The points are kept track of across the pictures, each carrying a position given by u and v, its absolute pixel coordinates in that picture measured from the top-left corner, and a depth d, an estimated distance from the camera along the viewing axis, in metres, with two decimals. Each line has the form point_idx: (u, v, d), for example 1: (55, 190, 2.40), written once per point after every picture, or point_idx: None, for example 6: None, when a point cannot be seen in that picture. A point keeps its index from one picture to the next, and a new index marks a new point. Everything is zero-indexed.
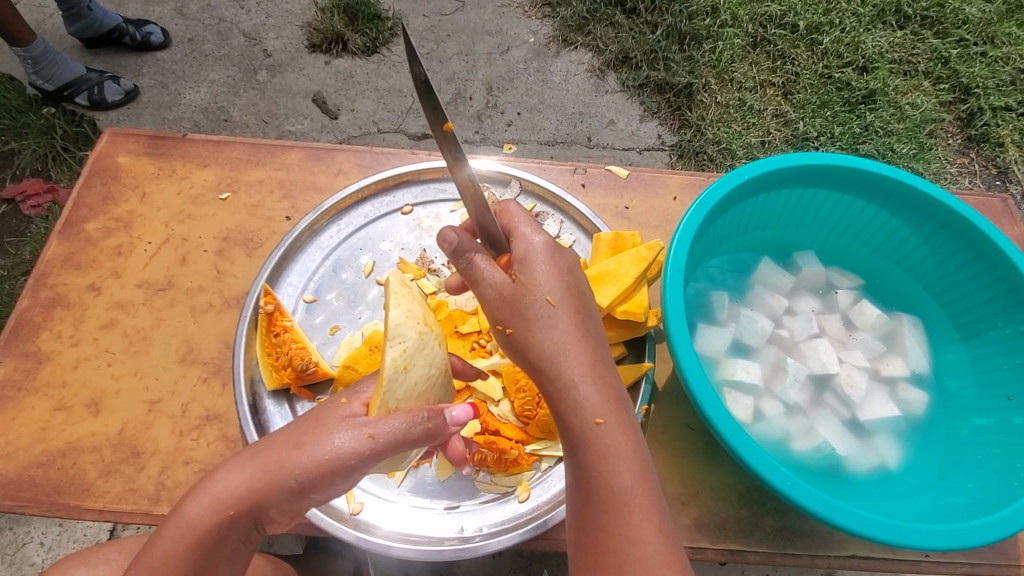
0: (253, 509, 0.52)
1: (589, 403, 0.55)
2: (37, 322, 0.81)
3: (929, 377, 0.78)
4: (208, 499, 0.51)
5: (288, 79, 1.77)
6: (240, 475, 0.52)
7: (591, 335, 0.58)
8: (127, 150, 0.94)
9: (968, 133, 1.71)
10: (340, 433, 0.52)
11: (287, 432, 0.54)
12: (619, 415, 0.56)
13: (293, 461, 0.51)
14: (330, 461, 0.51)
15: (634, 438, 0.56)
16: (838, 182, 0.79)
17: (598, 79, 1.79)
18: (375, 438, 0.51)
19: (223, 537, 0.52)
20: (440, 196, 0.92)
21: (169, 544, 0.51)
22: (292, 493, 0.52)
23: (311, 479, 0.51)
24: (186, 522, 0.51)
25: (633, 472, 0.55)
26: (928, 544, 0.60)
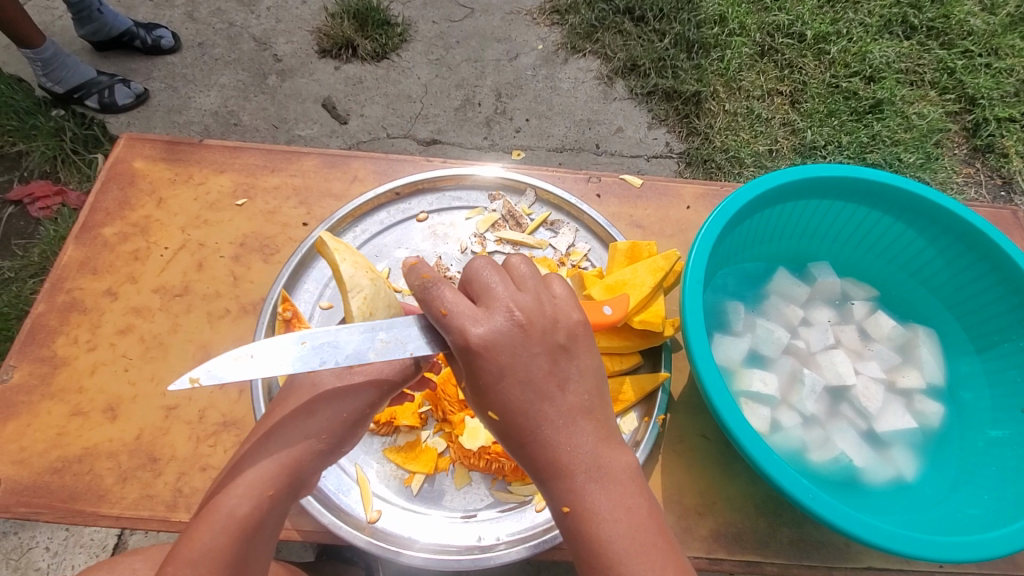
0: (289, 483, 0.59)
1: (553, 494, 0.54)
2: (53, 326, 0.81)
3: (943, 390, 0.78)
4: (243, 488, 0.57)
5: (298, 84, 1.78)
6: (266, 456, 0.59)
7: (546, 422, 0.53)
8: (144, 155, 0.94)
9: (973, 143, 1.72)
10: (344, 392, 0.61)
11: (293, 411, 0.61)
12: (593, 498, 0.53)
13: (313, 427, 0.60)
14: (348, 415, 0.60)
15: (616, 516, 0.53)
16: (853, 194, 0.80)
17: (606, 87, 1.80)
18: (380, 387, 0.60)
19: (264, 519, 0.57)
20: (455, 204, 0.93)
21: (210, 536, 0.54)
22: (322, 452, 0.60)
23: (336, 436, 0.60)
24: (224, 514, 0.55)
25: (617, 555, 0.51)
26: (947, 556, 0.60)
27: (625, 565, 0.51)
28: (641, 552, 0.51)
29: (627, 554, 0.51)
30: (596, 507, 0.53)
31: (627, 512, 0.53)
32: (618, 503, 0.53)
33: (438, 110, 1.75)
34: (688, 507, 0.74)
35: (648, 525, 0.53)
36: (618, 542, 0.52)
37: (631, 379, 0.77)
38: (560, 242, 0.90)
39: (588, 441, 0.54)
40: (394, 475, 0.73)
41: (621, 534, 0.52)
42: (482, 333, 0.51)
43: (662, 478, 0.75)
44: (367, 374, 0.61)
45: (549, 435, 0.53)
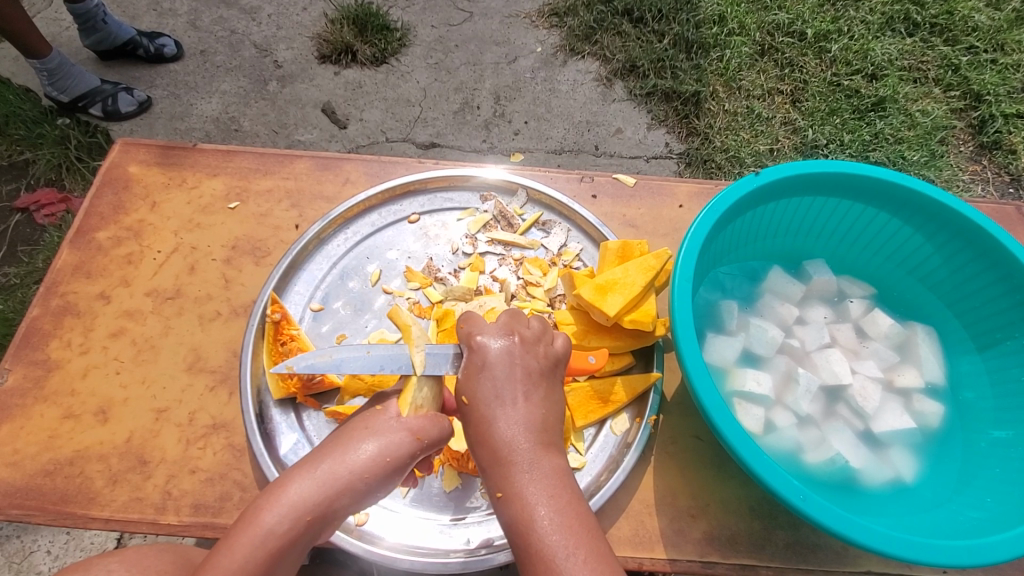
0: (326, 512, 0.58)
1: (488, 478, 0.56)
2: (47, 330, 0.82)
3: (943, 389, 0.77)
4: (284, 508, 0.56)
5: (298, 89, 1.79)
6: (313, 482, 0.57)
7: (500, 419, 0.56)
8: (138, 159, 0.94)
9: (979, 140, 1.70)
10: (390, 436, 0.59)
11: (338, 443, 0.60)
12: (520, 480, 0.53)
13: (358, 463, 0.58)
14: (390, 461, 0.59)
15: (539, 500, 0.52)
16: (848, 190, 0.78)
17: (605, 88, 1.80)
18: (422, 440, 0.60)
19: (298, 540, 0.57)
20: (447, 205, 0.93)
21: (248, 550, 0.54)
22: (360, 491, 0.59)
23: (376, 478, 0.59)
24: (264, 529, 0.55)
25: (537, 532, 0.51)
26: (944, 560, 0.58)
27: (542, 542, 0.50)
28: (557, 530, 0.51)
29: (545, 530, 0.51)
30: (522, 491, 0.53)
31: (550, 497, 0.53)
32: (543, 488, 0.53)
33: (436, 113, 1.76)
34: (681, 509, 0.73)
35: (569, 508, 0.53)
36: (539, 519, 0.51)
37: (623, 380, 0.76)
38: (552, 242, 0.89)
39: (548, 431, 0.57)
40: None
41: (544, 514, 0.52)
42: (483, 337, 0.60)
43: (654, 479, 0.74)
44: (413, 424, 0.60)
45: (514, 427, 0.56)
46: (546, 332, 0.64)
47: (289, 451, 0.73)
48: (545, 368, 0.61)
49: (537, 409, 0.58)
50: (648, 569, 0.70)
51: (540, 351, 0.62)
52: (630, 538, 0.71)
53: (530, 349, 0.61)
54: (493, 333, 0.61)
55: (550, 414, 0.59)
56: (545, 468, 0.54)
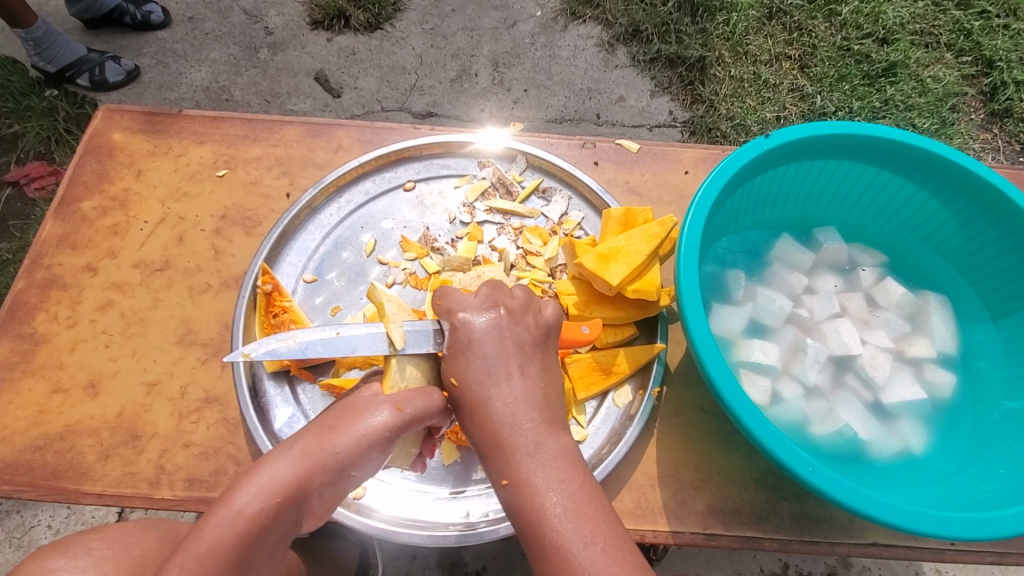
0: (299, 494, 0.54)
1: (494, 466, 0.53)
2: (33, 303, 0.79)
3: (956, 360, 0.75)
4: (255, 488, 0.52)
5: (289, 57, 1.73)
6: (284, 461, 0.54)
7: (497, 394, 0.55)
8: (122, 127, 0.91)
9: (991, 108, 1.64)
10: (368, 410, 0.56)
11: (317, 421, 0.57)
12: (527, 468, 0.51)
13: (333, 441, 0.55)
14: (367, 437, 0.55)
15: (550, 487, 0.50)
16: (863, 153, 0.75)
17: (607, 54, 1.73)
18: (404, 411, 0.56)
19: (270, 526, 0.52)
20: (443, 172, 0.89)
21: (219, 531, 0.49)
22: (336, 471, 0.55)
23: (352, 456, 0.55)
24: (235, 510, 0.50)
25: (549, 521, 0.49)
26: (955, 533, 0.56)
27: (556, 531, 0.49)
28: (571, 518, 0.49)
29: (558, 519, 0.49)
30: (530, 477, 0.51)
31: (561, 481, 0.51)
32: (553, 474, 0.51)
33: (433, 82, 1.70)
34: (684, 481, 0.71)
35: (581, 493, 0.51)
36: (554, 508, 0.49)
37: (625, 351, 0.74)
38: (552, 210, 0.86)
39: (547, 406, 0.56)
40: None
41: (555, 501, 0.50)
42: (464, 313, 0.58)
43: (657, 452, 0.73)
44: (394, 396, 0.57)
45: (514, 402, 0.54)
46: (533, 301, 0.62)
47: (284, 425, 0.71)
48: (536, 339, 0.59)
49: (534, 382, 0.56)
50: (651, 541, 0.69)
51: (530, 322, 0.60)
52: (632, 511, 0.70)
53: (518, 321, 0.59)
54: (473, 313, 0.58)
55: (547, 388, 0.57)
56: (545, 441, 0.53)
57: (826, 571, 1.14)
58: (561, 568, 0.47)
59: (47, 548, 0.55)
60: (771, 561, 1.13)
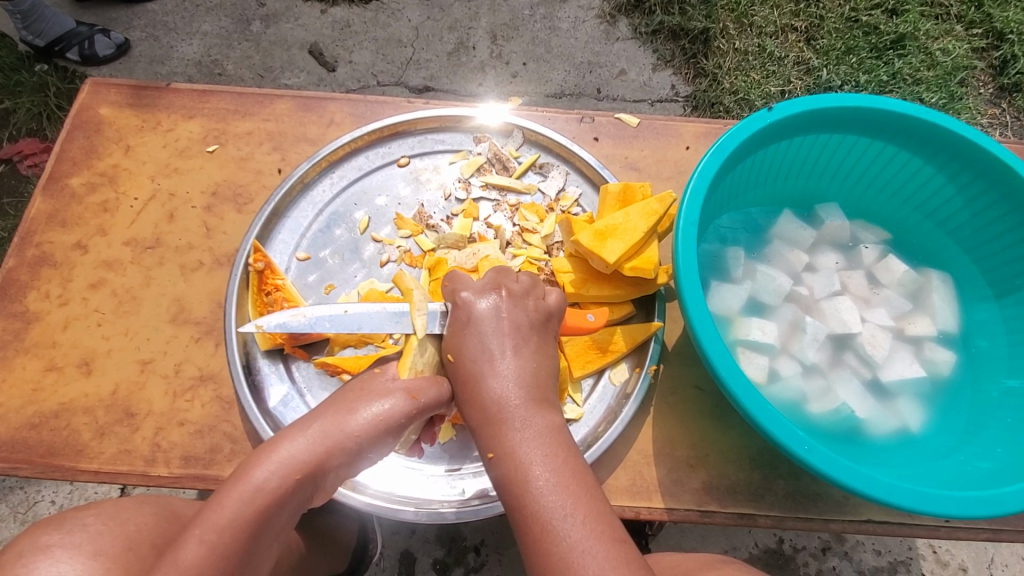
0: (316, 473, 0.54)
1: (482, 439, 0.54)
2: (24, 281, 0.78)
3: (957, 338, 0.74)
4: (274, 463, 0.52)
5: (283, 30, 1.68)
6: (301, 440, 0.54)
7: (488, 376, 0.54)
8: (109, 101, 0.88)
9: (1000, 82, 1.61)
10: (384, 396, 0.58)
11: (335, 403, 0.57)
12: (513, 442, 0.51)
13: (350, 424, 0.56)
14: (383, 421, 0.56)
15: (533, 460, 0.50)
16: (868, 127, 0.73)
17: (608, 26, 1.69)
18: (418, 399, 0.58)
19: (288, 501, 0.52)
20: (439, 147, 0.87)
21: (237, 506, 0.49)
22: (352, 453, 0.56)
23: (368, 439, 0.56)
24: (253, 484, 0.50)
25: (532, 493, 0.48)
26: (951, 511, 0.56)
27: (538, 503, 0.48)
28: (553, 490, 0.48)
29: (539, 491, 0.48)
30: (515, 451, 0.51)
31: (545, 456, 0.50)
32: (538, 447, 0.51)
33: (430, 55, 1.66)
34: (680, 459, 0.71)
35: (565, 468, 0.50)
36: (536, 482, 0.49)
37: (622, 329, 0.73)
38: (549, 186, 0.84)
39: (537, 387, 0.55)
40: None
41: (539, 474, 0.49)
42: (467, 293, 0.59)
43: (652, 430, 0.72)
44: (410, 384, 0.58)
45: (505, 382, 0.54)
46: (537, 287, 0.62)
47: (279, 403, 0.71)
48: (535, 321, 0.59)
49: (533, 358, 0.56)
50: (646, 518, 0.69)
51: (523, 304, 0.60)
52: (627, 488, 0.70)
53: (518, 304, 0.59)
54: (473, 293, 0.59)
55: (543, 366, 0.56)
56: (538, 423, 0.52)
57: (821, 546, 1.15)
58: (542, 539, 0.47)
59: (42, 525, 0.55)
60: (767, 536, 1.15)
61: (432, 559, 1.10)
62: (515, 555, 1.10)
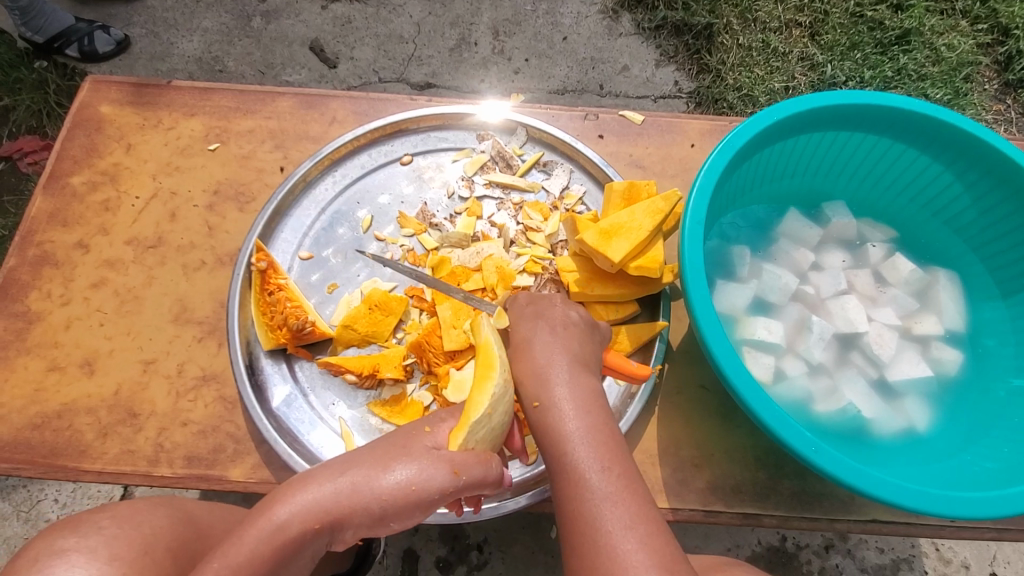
0: (335, 525, 0.52)
1: (527, 389, 0.55)
2: (26, 281, 0.78)
3: (964, 337, 0.73)
4: (295, 506, 0.52)
5: (283, 26, 1.67)
6: (328, 491, 0.52)
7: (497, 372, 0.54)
8: (110, 99, 0.88)
9: (1005, 78, 1.59)
10: (424, 463, 0.53)
11: (372, 457, 0.55)
12: (559, 426, 0.51)
13: (380, 484, 0.52)
14: (413, 491, 0.52)
15: (573, 414, 0.52)
16: (875, 124, 0.72)
17: (611, 22, 1.68)
18: (460, 476, 0.52)
19: (303, 547, 0.52)
20: (442, 145, 0.86)
21: (254, 543, 0.50)
22: (376, 516, 0.53)
23: (395, 507, 0.52)
24: (274, 524, 0.51)
25: (570, 445, 0.50)
26: (958, 512, 0.56)
27: (574, 455, 0.50)
28: (588, 446, 0.50)
29: (576, 445, 0.50)
30: (559, 405, 0.52)
31: (583, 414, 0.52)
32: (578, 404, 0.52)
33: (432, 51, 1.65)
34: (684, 459, 0.71)
35: (602, 427, 0.52)
36: (579, 469, 0.49)
37: (627, 328, 0.73)
38: (553, 184, 0.84)
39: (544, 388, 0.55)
40: (379, 429, 0.70)
41: (578, 428, 0.51)
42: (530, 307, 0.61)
43: (656, 430, 0.72)
44: (456, 456, 0.53)
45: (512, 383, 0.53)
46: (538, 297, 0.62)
47: (282, 404, 0.71)
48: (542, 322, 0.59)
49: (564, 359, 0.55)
50: None
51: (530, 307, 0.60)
52: None
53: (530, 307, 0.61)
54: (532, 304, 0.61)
55: (575, 358, 0.56)
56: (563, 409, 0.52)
57: (824, 544, 1.15)
58: (574, 486, 0.49)
59: (55, 528, 0.56)
60: (770, 534, 1.15)
61: (435, 556, 1.11)
62: (518, 553, 1.10)
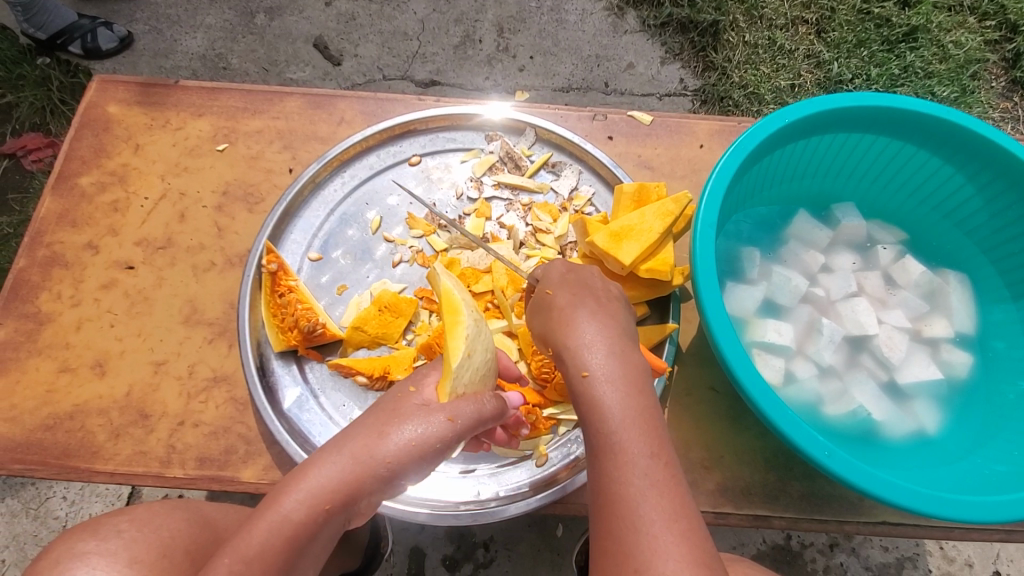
0: (348, 501, 0.52)
1: (575, 359, 0.54)
2: (36, 282, 0.78)
3: (973, 339, 0.73)
4: (303, 492, 0.51)
5: (287, 23, 1.66)
6: (330, 469, 0.52)
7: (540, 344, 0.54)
8: (118, 99, 0.88)
9: (1013, 75, 1.59)
10: (419, 419, 0.54)
11: (366, 423, 0.54)
12: (608, 405, 0.51)
13: (381, 450, 0.52)
14: (417, 446, 0.53)
15: (622, 394, 0.51)
16: (887, 126, 0.72)
17: (616, 19, 1.67)
18: (456, 420, 0.54)
19: (317, 532, 0.51)
20: (450, 146, 0.86)
21: (264, 536, 0.48)
22: (385, 480, 0.53)
23: (402, 466, 0.53)
24: (281, 515, 0.49)
25: (615, 431, 0.50)
26: (969, 516, 0.56)
27: (622, 437, 0.50)
28: (636, 430, 0.50)
29: (623, 429, 0.50)
30: (609, 382, 0.52)
31: (632, 395, 0.51)
32: (626, 388, 0.52)
33: (436, 48, 1.64)
34: (694, 461, 0.71)
35: (646, 413, 0.51)
36: (630, 455, 0.49)
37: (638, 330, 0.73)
38: (562, 185, 0.84)
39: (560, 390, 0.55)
40: None
41: (625, 410, 0.51)
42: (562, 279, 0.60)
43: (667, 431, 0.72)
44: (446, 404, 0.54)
45: None
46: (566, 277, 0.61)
47: (293, 406, 0.71)
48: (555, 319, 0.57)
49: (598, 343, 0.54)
50: None
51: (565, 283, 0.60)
52: None
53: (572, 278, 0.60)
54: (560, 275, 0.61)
55: None
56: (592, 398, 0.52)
57: (829, 542, 1.15)
58: (619, 469, 0.49)
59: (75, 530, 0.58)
60: (775, 533, 1.15)
61: (442, 555, 1.11)
62: (524, 551, 1.10)
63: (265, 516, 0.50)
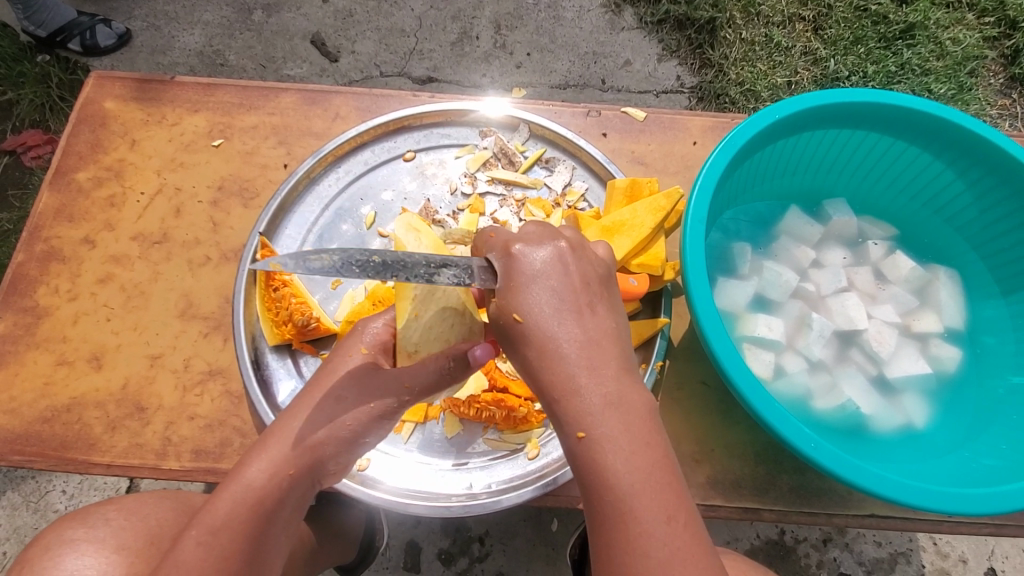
0: (313, 464, 0.54)
1: (565, 418, 0.47)
2: (34, 276, 0.79)
3: (963, 334, 0.74)
4: (265, 461, 0.53)
5: (285, 19, 1.67)
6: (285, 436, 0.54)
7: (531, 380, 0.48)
8: (114, 94, 0.88)
9: (1011, 72, 1.59)
10: (371, 384, 0.54)
11: (316, 388, 0.56)
12: (612, 465, 0.47)
13: (337, 413, 0.54)
14: (376, 408, 0.54)
15: (631, 450, 0.47)
16: (877, 122, 0.72)
17: (613, 16, 1.67)
18: (411, 387, 0.53)
19: (287, 496, 0.54)
20: (444, 141, 0.87)
21: (230, 506, 0.51)
22: (346, 440, 0.55)
23: (362, 426, 0.55)
24: (244, 484, 0.52)
25: (625, 492, 0.46)
26: (956, 508, 0.57)
27: (635, 504, 0.46)
28: (647, 493, 0.47)
29: (633, 493, 0.46)
30: (612, 439, 0.47)
31: (638, 448, 0.47)
32: (636, 437, 0.47)
33: (434, 45, 1.64)
34: (685, 454, 0.72)
35: (652, 464, 0.48)
36: (642, 525, 0.46)
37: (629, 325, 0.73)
38: (556, 181, 0.84)
39: None
40: None
41: (631, 472, 0.47)
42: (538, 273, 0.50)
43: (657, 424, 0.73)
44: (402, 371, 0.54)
45: None
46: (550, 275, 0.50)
47: (288, 398, 0.72)
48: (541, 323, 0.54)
49: (565, 300, 0.49)
50: None
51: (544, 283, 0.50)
52: None
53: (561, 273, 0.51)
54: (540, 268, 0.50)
55: None
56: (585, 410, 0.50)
57: (822, 537, 1.16)
58: (637, 539, 0.46)
59: (71, 519, 0.59)
60: (768, 528, 1.16)
61: (438, 548, 1.12)
62: (520, 545, 1.11)
63: (238, 493, 0.52)
